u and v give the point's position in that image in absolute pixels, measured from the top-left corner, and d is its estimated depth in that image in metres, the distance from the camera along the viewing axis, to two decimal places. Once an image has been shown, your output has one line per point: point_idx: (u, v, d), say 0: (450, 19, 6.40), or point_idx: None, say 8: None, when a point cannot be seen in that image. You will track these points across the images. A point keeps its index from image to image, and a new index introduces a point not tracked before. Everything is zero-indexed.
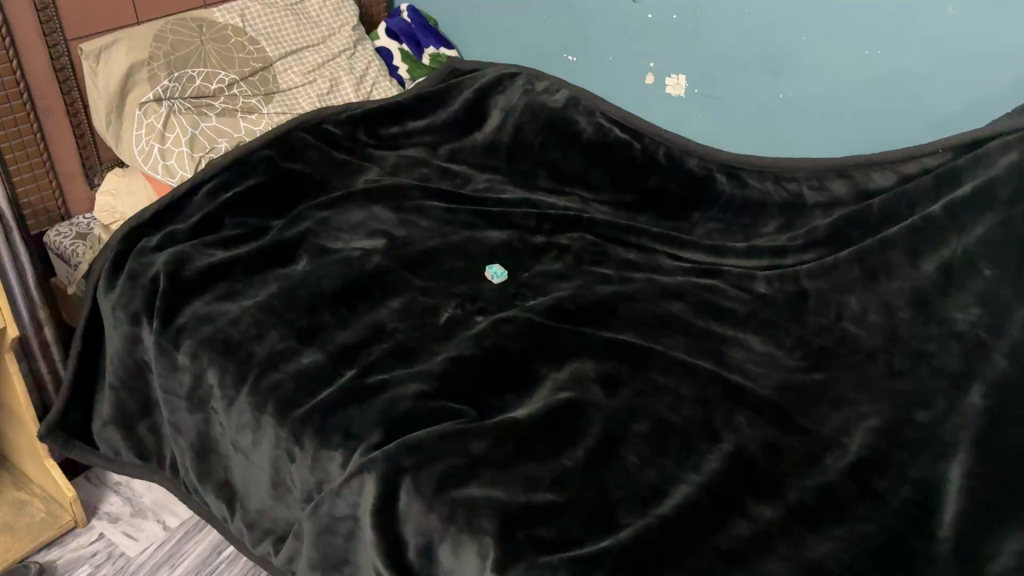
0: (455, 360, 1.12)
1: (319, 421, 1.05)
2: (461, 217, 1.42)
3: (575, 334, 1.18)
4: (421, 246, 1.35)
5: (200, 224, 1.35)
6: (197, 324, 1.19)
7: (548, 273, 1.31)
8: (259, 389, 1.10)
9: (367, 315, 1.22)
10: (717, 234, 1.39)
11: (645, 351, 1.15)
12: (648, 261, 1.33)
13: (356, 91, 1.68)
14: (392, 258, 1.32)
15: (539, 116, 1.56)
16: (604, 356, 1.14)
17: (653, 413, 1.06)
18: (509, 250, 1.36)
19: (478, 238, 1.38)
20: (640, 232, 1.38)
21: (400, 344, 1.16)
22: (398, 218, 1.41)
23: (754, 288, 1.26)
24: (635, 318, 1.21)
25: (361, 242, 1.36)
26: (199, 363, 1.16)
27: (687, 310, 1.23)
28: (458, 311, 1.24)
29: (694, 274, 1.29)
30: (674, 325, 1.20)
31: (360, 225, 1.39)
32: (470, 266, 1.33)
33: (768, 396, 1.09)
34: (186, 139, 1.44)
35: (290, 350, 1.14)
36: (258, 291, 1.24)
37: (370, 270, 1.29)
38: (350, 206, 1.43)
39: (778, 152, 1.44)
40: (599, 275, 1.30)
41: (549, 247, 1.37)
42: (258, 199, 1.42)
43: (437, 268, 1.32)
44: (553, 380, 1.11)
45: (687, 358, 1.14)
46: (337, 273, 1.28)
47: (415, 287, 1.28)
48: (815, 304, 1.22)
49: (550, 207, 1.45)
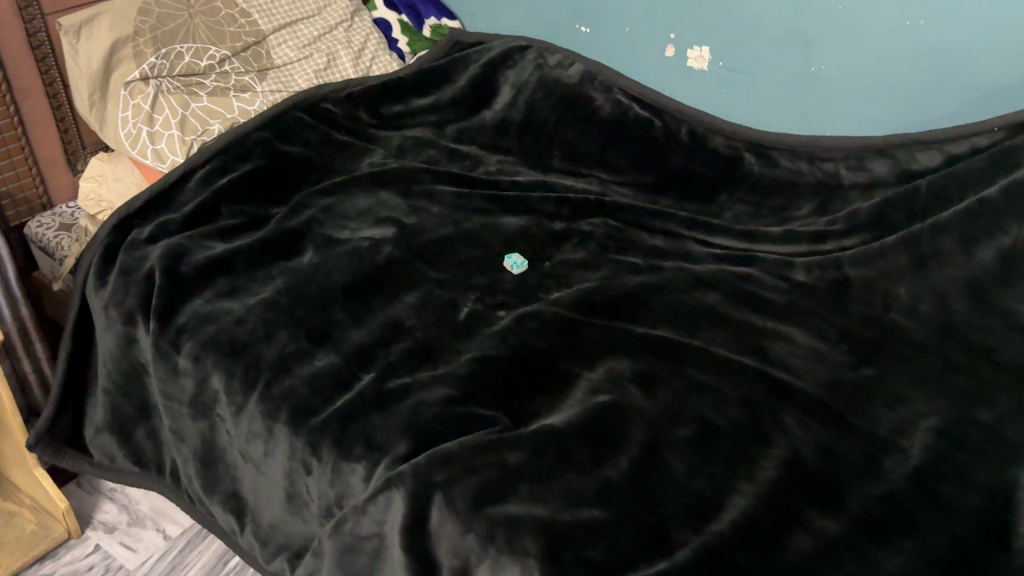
0: (481, 361, 1.04)
1: (338, 430, 0.97)
2: (475, 203, 1.33)
3: (605, 328, 1.10)
4: (435, 235, 1.27)
5: (194, 213, 1.26)
6: (199, 324, 1.10)
7: (571, 261, 1.23)
8: (270, 396, 1.02)
9: (382, 311, 1.13)
10: (748, 219, 1.31)
11: (682, 344, 1.08)
12: (678, 247, 1.25)
13: (355, 66, 1.57)
14: (406, 249, 1.23)
15: (552, 92, 1.47)
16: (639, 354, 1.07)
17: (698, 415, 0.98)
18: (529, 237, 1.28)
19: (495, 225, 1.29)
20: (666, 216, 1.29)
21: (420, 343, 1.08)
22: (408, 204, 1.32)
23: (792, 276, 1.18)
24: (668, 310, 1.14)
25: (370, 231, 1.27)
26: (203, 367, 1.07)
27: (724, 301, 1.15)
28: (480, 305, 1.16)
29: (727, 262, 1.22)
30: (711, 318, 1.13)
31: (367, 212, 1.30)
32: (488, 255, 1.25)
33: (819, 395, 1.02)
34: (176, 121, 1.34)
35: (302, 352, 1.06)
36: (263, 286, 1.15)
37: (382, 262, 1.20)
38: (357, 192, 1.34)
39: (809, 130, 1.36)
40: (627, 263, 1.22)
41: (570, 232, 1.28)
42: (257, 186, 1.34)
43: (453, 258, 1.24)
44: (587, 381, 1.03)
45: (729, 355, 1.07)
46: (348, 266, 1.19)
47: (431, 280, 1.19)
48: (860, 292, 1.15)
49: (568, 191, 1.36)
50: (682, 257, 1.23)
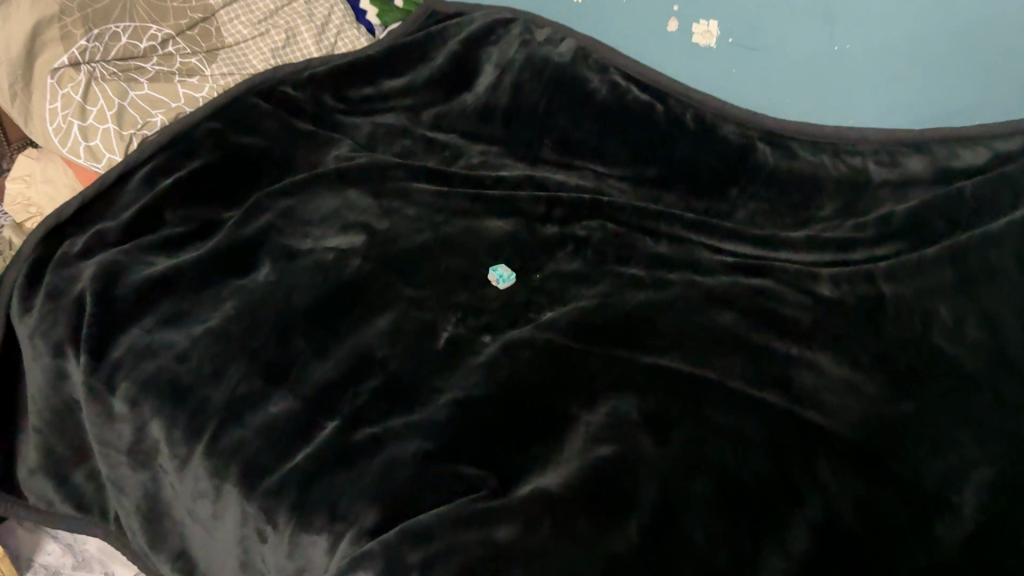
0: (463, 406, 0.90)
1: (296, 494, 0.83)
2: (456, 203, 1.17)
3: (606, 356, 0.96)
4: (410, 243, 1.12)
5: (133, 222, 1.11)
6: (136, 361, 0.95)
7: (566, 272, 1.09)
8: (218, 450, 0.87)
9: (349, 338, 0.98)
10: (764, 226, 1.15)
11: (695, 375, 0.94)
12: (685, 253, 1.10)
13: (317, 44, 1.39)
14: (377, 261, 1.08)
15: (542, 73, 1.30)
16: (646, 389, 0.93)
17: (716, 467, 0.85)
18: (518, 244, 1.12)
19: (479, 230, 1.14)
20: (671, 217, 1.15)
21: (393, 380, 0.94)
22: (380, 206, 1.17)
23: (817, 291, 1.04)
24: (678, 333, 1.00)
25: (337, 239, 1.12)
26: (141, 413, 0.93)
27: (740, 322, 1.01)
28: (462, 328, 1.02)
29: (741, 274, 1.08)
30: (727, 342, 0.99)
31: (332, 216, 1.15)
32: (472, 266, 1.10)
33: (854, 439, 0.89)
34: (112, 113, 1.16)
35: (254, 395, 0.91)
36: (210, 310, 1.00)
37: (349, 278, 1.05)
38: (322, 193, 1.18)
39: (831, 119, 1.21)
40: (629, 276, 1.08)
41: (565, 239, 1.13)
42: (208, 186, 1.17)
43: (431, 270, 1.08)
44: (587, 426, 0.88)
45: (749, 391, 0.93)
46: (310, 283, 1.04)
47: (406, 298, 1.04)
48: (896, 312, 1.01)
49: (560, 189, 1.20)
50: (690, 266, 1.09)
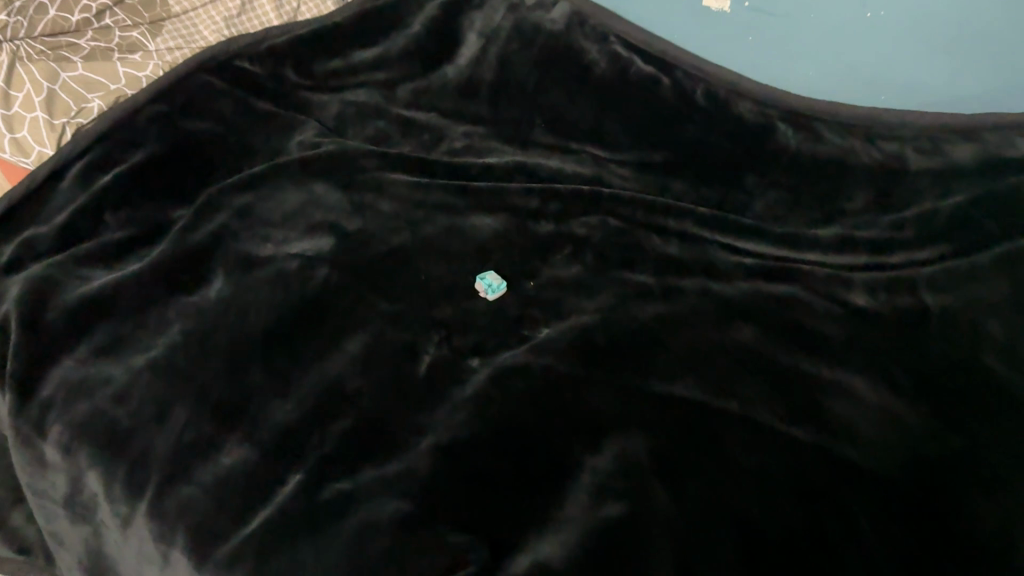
0: (447, 452, 0.78)
1: (253, 567, 0.70)
2: (437, 197, 1.03)
3: (612, 385, 0.84)
4: (385, 247, 0.98)
5: (66, 227, 0.97)
6: (68, 400, 0.82)
7: (562, 279, 0.96)
8: (163, 511, 0.75)
9: (315, 367, 0.85)
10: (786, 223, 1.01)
11: (714, 407, 0.83)
12: (698, 254, 0.98)
13: (277, 10, 1.22)
14: (346, 270, 0.95)
15: (533, 43, 1.15)
16: (656, 426, 0.81)
17: (739, 522, 0.74)
18: (507, 246, 0.99)
19: (464, 229, 1.00)
20: (683, 212, 1.01)
21: (366, 418, 0.81)
22: (351, 201, 1.03)
23: (849, 299, 0.92)
24: (692, 354, 0.88)
25: (301, 244, 0.98)
26: (76, 462, 0.80)
27: (763, 339, 0.89)
28: (446, 349, 0.89)
29: (761, 279, 0.95)
30: (749, 366, 0.87)
31: (295, 215, 1.01)
32: (456, 273, 0.96)
33: (897, 481, 0.77)
34: (41, 99, 1.01)
35: (206, 443, 0.79)
36: (154, 336, 0.87)
37: (315, 292, 0.92)
38: (284, 186, 1.05)
39: (861, 98, 1.09)
40: (636, 284, 0.95)
41: (561, 239, 1.00)
42: (152, 182, 1.03)
43: (409, 279, 0.95)
44: (592, 474, 0.76)
45: (774, 425, 0.82)
46: (270, 298, 0.91)
47: (381, 314, 0.91)
48: (941, 327, 0.89)
49: (556, 180, 1.07)
50: (705, 269, 0.96)
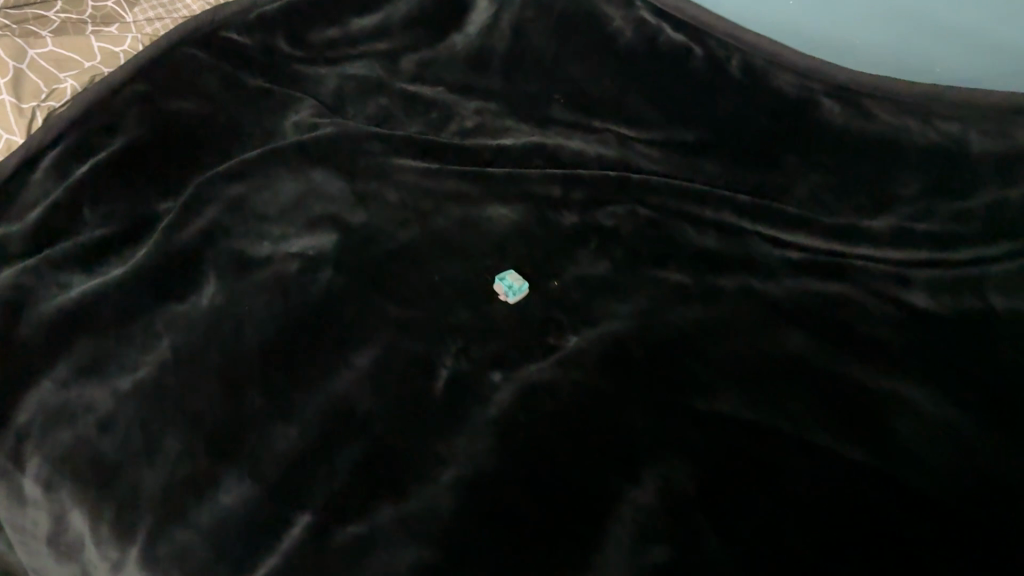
0: (471, 488, 0.70)
1: None
2: (448, 185, 0.94)
3: (651, 405, 0.77)
4: (393, 244, 0.89)
5: (39, 224, 0.87)
6: (47, 429, 0.74)
7: (590, 280, 0.87)
8: (156, 560, 0.67)
9: (321, 386, 0.77)
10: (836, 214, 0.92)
11: (762, 428, 0.75)
12: (737, 249, 0.89)
13: None
14: (351, 271, 0.86)
15: (551, 10, 1.06)
16: (701, 450, 0.73)
17: (799, 559, 0.66)
18: (527, 241, 0.90)
19: (479, 220, 0.92)
20: (722, 201, 0.92)
21: (379, 446, 0.73)
22: (354, 191, 0.94)
23: (906, 299, 0.85)
24: (737, 365, 0.80)
25: (301, 241, 0.89)
26: (59, 500, 0.72)
27: (814, 346, 0.82)
28: (465, 362, 0.81)
29: (806, 276, 0.87)
30: (800, 377, 0.79)
31: (293, 207, 0.92)
32: (473, 272, 0.88)
33: (973, 509, 0.69)
34: (8, 81, 0.90)
35: (202, 478, 0.71)
36: (141, 353, 0.79)
37: (318, 300, 0.84)
38: (280, 174, 0.95)
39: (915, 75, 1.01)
40: (671, 286, 0.86)
41: (586, 233, 0.91)
42: (134, 172, 0.94)
43: (421, 280, 0.87)
44: (632, 509, 0.69)
45: (831, 444, 0.74)
46: (268, 307, 0.83)
47: (392, 322, 0.83)
48: (1012, 333, 0.81)
49: (578, 165, 0.97)
50: (745, 266, 0.88)
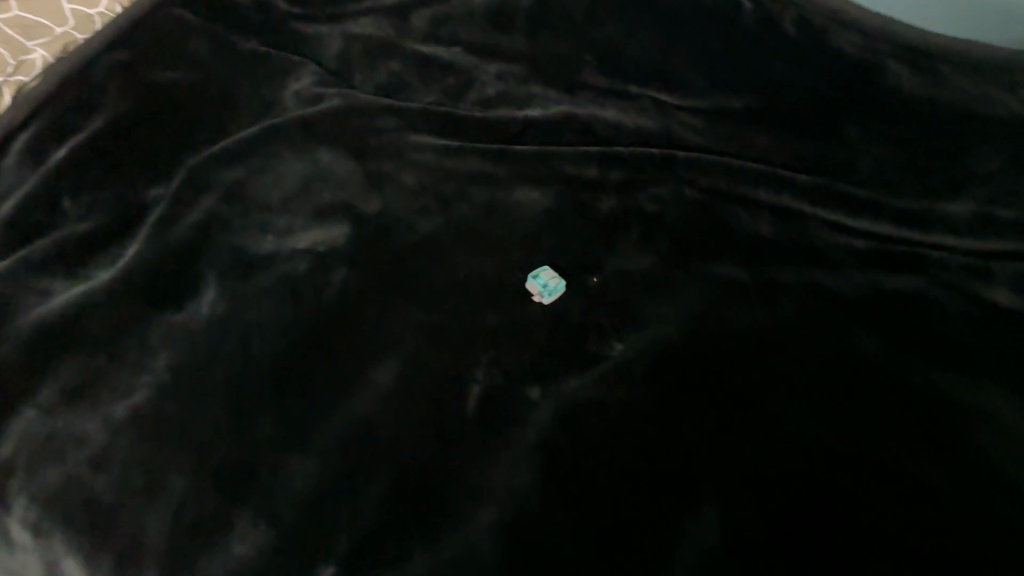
0: (514, 531, 0.63)
1: None
2: (469, 165, 0.85)
3: (711, 426, 0.69)
4: (411, 235, 0.80)
5: (14, 219, 0.78)
6: (33, 466, 0.65)
7: (634, 276, 0.78)
8: None
9: (340, 408, 0.69)
10: (909, 195, 0.82)
11: (836, 451, 0.67)
12: (797, 237, 0.80)
13: None
14: (367, 270, 0.77)
15: None
16: (770, 480, 0.65)
17: None
18: (563, 229, 0.80)
19: (507, 205, 0.82)
20: (780, 182, 0.82)
21: (408, 481, 0.66)
22: (365, 174, 0.84)
23: (988, 298, 0.76)
24: (805, 376, 0.72)
25: (308, 234, 0.79)
26: (48, 548, 0.63)
27: (889, 352, 0.73)
28: (498, 374, 0.72)
29: (875, 268, 0.78)
30: (875, 390, 0.71)
31: (299, 194, 0.82)
32: (503, 266, 0.78)
33: None
34: None
35: (211, 524, 0.63)
36: (134, 372, 0.70)
37: (331, 305, 0.75)
38: (281, 154, 0.85)
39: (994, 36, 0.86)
40: (725, 282, 0.77)
41: (628, 221, 0.81)
42: (119, 154, 0.84)
43: (445, 278, 0.77)
44: (695, 554, 0.61)
45: (914, 470, 0.66)
46: (276, 315, 0.74)
47: (415, 330, 0.74)
48: None
49: (616, 143, 0.87)
50: (808, 256, 0.79)
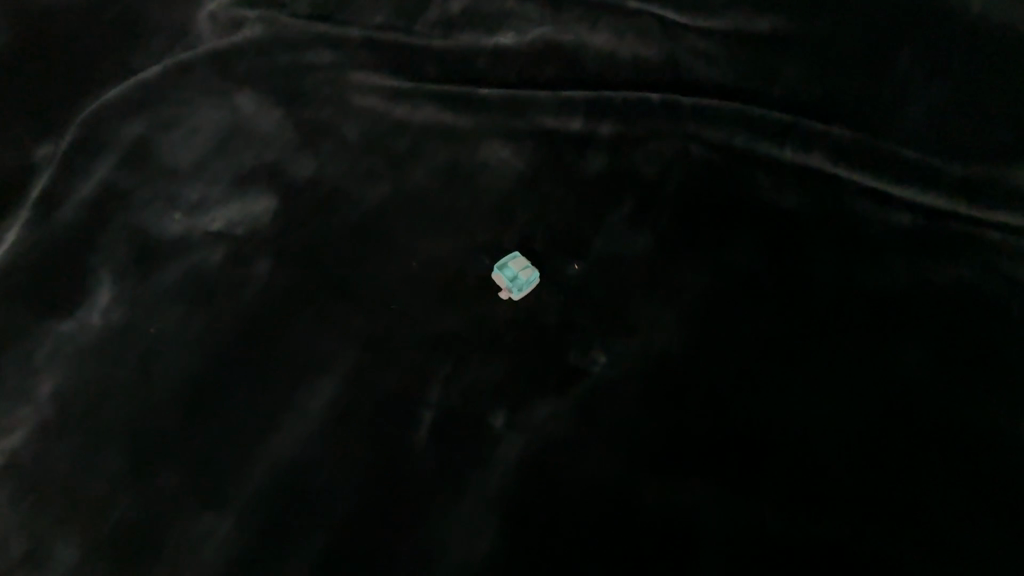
0: None
1: None
2: (424, 115, 0.70)
3: (716, 459, 0.56)
4: (353, 209, 0.66)
5: None
6: None
7: (624, 260, 0.63)
8: None
9: (262, 442, 0.57)
10: (969, 158, 0.67)
11: (871, 496, 0.54)
12: (827, 213, 0.66)
13: None
14: (297, 258, 0.63)
15: None
16: (790, 534, 0.53)
17: None
18: (538, 200, 0.66)
19: (471, 169, 0.68)
20: (809, 140, 0.68)
21: (343, 536, 0.53)
22: (298, 127, 0.69)
23: None
24: (834, 393, 0.58)
25: (228, 209, 0.65)
26: None
27: (937, 359, 0.59)
28: (452, 379, 0.57)
29: (922, 256, 0.63)
30: (920, 409, 0.57)
31: (217, 154, 0.68)
32: (465, 248, 0.64)
33: None
34: None
35: None
36: (16, 400, 0.58)
37: (254, 307, 0.62)
38: (195, 101, 0.70)
39: None
40: (737, 272, 0.63)
41: (620, 189, 0.67)
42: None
43: (394, 266, 0.63)
44: None
45: (968, 518, 0.53)
46: (185, 326, 0.61)
47: (355, 335, 0.60)
48: None
49: (605, 86, 0.72)
50: (840, 238, 0.64)
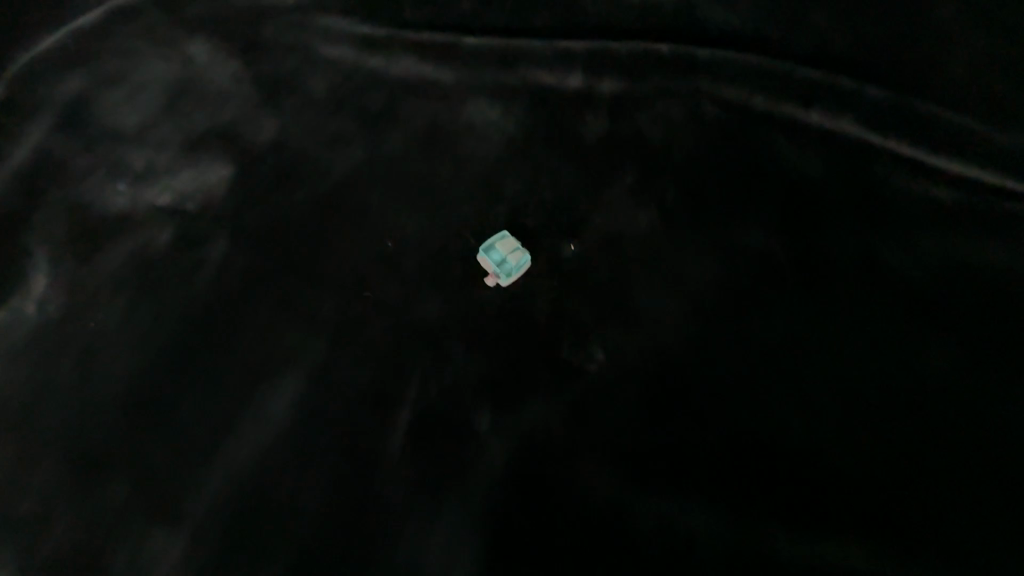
0: None
1: None
2: (399, 72, 0.63)
3: (731, 462, 0.49)
4: (320, 177, 0.59)
5: None
6: None
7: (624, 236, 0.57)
8: None
9: (214, 440, 0.49)
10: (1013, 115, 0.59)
11: (912, 504, 0.47)
12: (853, 183, 0.59)
13: None
14: (256, 232, 0.57)
15: None
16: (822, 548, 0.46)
17: None
18: (529, 166, 0.59)
19: (453, 133, 0.61)
20: (833, 98, 0.61)
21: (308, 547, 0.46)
22: (258, 86, 0.63)
23: None
24: (864, 385, 0.51)
25: (178, 180, 0.59)
26: None
27: (981, 345, 0.52)
28: (433, 378, 0.51)
29: (961, 231, 0.57)
30: (966, 402, 0.50)
31: (169, 116, 0.61)
32: (446, 222, 0.57)
33: None
34: None
35: None
36: None
37: (209, 287, 0.55)
38: (142, 60, 0.63)
39: None
40: (754, 247, 0.56)
41: (620, 155, 0.60)
42: None
43: (365, 239, 0.56)
44: None
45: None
46: (131, 311, 0.54)
47: (321, 318, 0.53)
48: None
49: (602, 34, 0.64)
50: (870, 211, 0.57)
